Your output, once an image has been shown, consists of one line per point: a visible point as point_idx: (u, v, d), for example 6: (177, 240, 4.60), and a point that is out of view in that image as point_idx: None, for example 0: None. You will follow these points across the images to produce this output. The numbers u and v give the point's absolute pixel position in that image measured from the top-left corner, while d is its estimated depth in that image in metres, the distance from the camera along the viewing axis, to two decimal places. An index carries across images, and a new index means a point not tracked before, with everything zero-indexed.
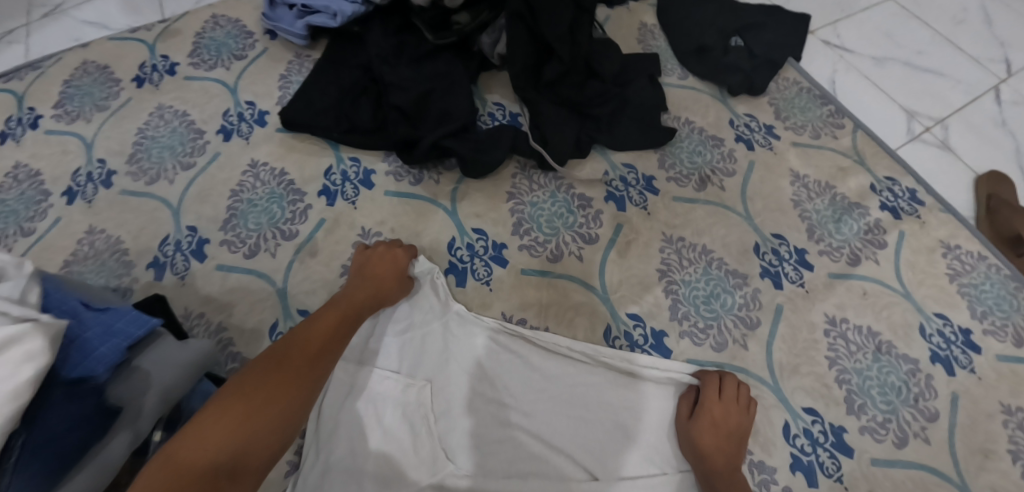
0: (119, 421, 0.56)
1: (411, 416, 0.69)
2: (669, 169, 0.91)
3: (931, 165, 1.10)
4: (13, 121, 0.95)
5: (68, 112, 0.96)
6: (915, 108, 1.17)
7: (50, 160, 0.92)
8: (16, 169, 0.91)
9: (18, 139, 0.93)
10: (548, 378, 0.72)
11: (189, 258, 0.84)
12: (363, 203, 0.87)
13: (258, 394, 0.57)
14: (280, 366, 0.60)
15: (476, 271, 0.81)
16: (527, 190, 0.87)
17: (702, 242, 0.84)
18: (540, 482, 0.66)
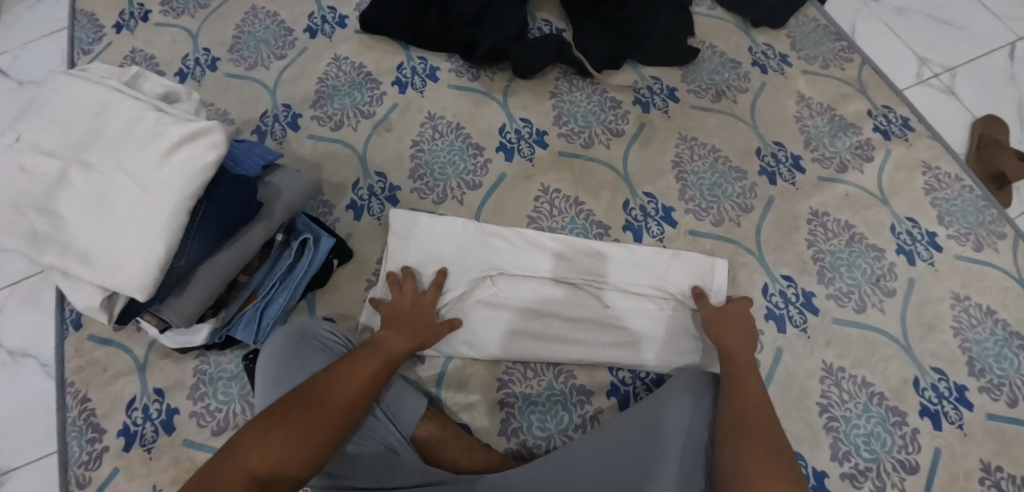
0: (259, 216, 0.78)
1: (468, 262, 0.87)
2: (691, 82, 1.05)
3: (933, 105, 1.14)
4: (127, 15, 1.13)
5: (174, 8, 1.13)
6: (927, 55, 1.19)
7: (163, 47, 1.10)
8: (133, 53, 1.10)
9: (132, 29, 1.12)
10: (591, 273, 0.87)
11: (286, 129, 1.02)
12: (429, 93, 1.04)
13: (305, 416, 0.63)
14: (330, 396, 0.65)
15: (522, 150, 0.99)
16: (567, 90, 1.04)
17: (712, 143, 1.00)
18: (574, 347, 0.84)
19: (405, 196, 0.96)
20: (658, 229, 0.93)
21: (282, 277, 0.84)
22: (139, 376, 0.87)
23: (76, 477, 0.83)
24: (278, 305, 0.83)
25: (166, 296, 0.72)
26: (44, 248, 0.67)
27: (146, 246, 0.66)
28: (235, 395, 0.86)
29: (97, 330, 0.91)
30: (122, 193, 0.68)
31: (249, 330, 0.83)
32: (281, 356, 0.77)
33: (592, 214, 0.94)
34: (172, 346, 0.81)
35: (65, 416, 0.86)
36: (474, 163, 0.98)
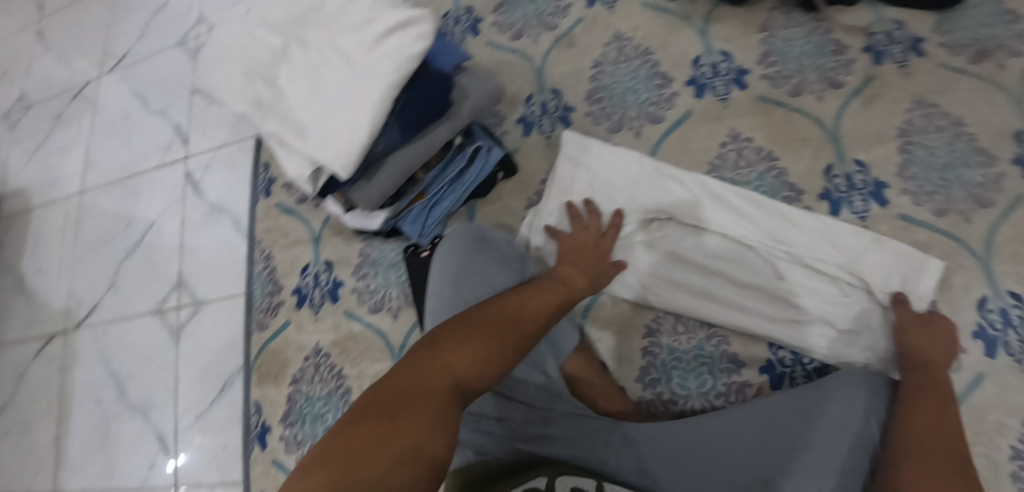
0: (447, 115, 0.78)
1: (637, 200, 0.83)
2: (944, 34, 0.84)
3: None
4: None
5: None
6: None
7: None
8: None
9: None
10: (772, 237, 0.78)
11: (466, 33, 1.01)
12: (619, 10, 0.95)
13: (500, 327, 0.59)
14: (522, 311, 0.62)
15: (715, 88, 0.88)
16: (782, 25, 0.89)
17: (959, 113, 0.81)
18: (733, 312, 0.78)
19: (579, 119, 0.92)
20: (862, 204, 0.80)
21: (453, 180, 0.86)
22: (313, 246, 0.96)
23: (259, 320, 0.98)
24: (445, 207, 0.87)
25: (358, 178, 0.76)
26: (268, 116, 0.74)
27: (349, 128, 0.69)
28: (393, 281, 0.91)
29: (282, 200, 1.01)
30: (332, 73, 0.71)
31: (415, 226, 0.87)
32: (465, 256, 0.77)
33: (785, 174, 0.83)
34: (352, 226, 0.88)
35: (253, 268, 1.01)
36: (660, 94, 0.90)
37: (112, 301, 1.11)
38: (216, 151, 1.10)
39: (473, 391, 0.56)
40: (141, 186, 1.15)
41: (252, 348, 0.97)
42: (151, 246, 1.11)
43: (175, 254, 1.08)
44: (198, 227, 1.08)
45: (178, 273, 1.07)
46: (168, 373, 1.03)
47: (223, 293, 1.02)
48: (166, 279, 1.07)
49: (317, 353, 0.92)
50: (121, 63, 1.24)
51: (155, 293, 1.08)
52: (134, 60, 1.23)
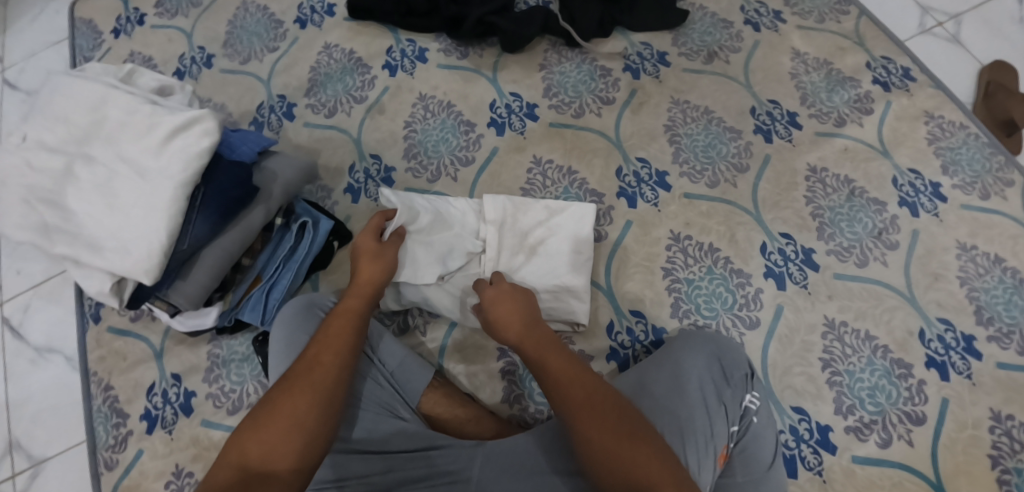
0: (256, 200, 0.80)
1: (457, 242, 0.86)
2: (681, 45, 1.03)
3: (934, 57, 1.02)
4: (123, 19, 1.18)
5: (167, 10, 1.17)
6: (928, 2, 1.07)
7: (160, 48, 1.14)
8: (132, 55, 1.14)
9: (129, 33, 1.16)
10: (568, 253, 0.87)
11: (282, 118, 1.04)
12: (419, 74, 1.04)
13: (276, 403, 0.63)
14: (294, 373, 0.66)
15: (513, 124, 0.99)
16: (556, 62, 1.03)
17: (705, 104, 0.99)
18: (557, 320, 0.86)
19: (401, 176, 0.97)
20: (653, 194, 0.93)
21: (286, 258, 0.86)
22: (157, 362, 0.92)
23: (106, 459, 0.89)
24: (283, 285, 0.85)
25: (173, 279, 0.75)
26: (54, 240, 0.71)
27: (146, 230, 0.69)
28: (247, 376, 0.89)
29: (115, 322, 0.96)
30: (122, 181, 0.71)
31: (257, 312, 0.85)
32: (293, 327, 0.77)
33: (585, 183, 0.94)
34: (185, 330, 0.86)
35: (92, 404, 0.93)
36: (466, 139, 0.98)
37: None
38: (41, 287, 1.05)
39: (276, 463, 0.60)
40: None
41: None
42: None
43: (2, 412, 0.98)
44: (26, 375, 1.00)
45: (9, 433, 0.97)
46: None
47: (68, 438, 0.94)
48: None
49: (180, 475, 0.86)
50: None
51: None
52: None
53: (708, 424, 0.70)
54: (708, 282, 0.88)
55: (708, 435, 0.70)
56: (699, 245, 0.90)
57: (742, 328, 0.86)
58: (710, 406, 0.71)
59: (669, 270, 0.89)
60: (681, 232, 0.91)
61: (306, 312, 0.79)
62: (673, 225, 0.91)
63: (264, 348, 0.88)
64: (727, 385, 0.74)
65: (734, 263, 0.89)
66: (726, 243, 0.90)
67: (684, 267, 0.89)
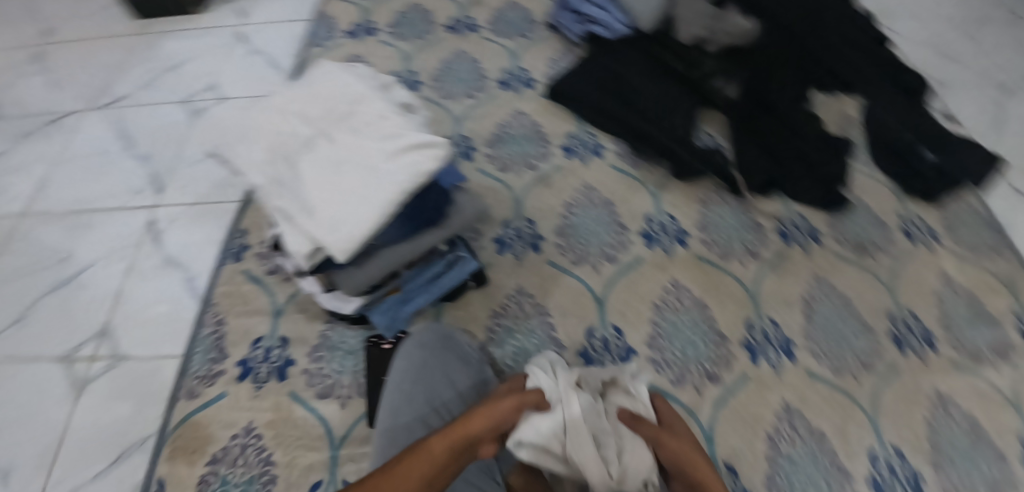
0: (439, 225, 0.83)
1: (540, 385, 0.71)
2: (835, 229, 1.07)
3: None
4: (359, 27, 1.37)
5: (398, 33, 1.35)
6: None
7: (379, 61, 1.30)
8: (356, 59, 1.31)
9: (360, 39, 1.34)
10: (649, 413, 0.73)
11: (458, 156, 1.12)
12: (591, 166, 1.11)
13: (399, 468, 0.59)
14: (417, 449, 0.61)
15: (662, 242, 1.02)
16: (715, 202, 1.08)
17: (846, 292, 1.00)
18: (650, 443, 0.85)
19: (547, 248, 1.00)
20: (777, 358, 0.93)
21: (431, 280, 0.90)
22: (271, 319, 0.95)
23: (189, 387, 0.91)
24: (418, 303, 0.89)
25: (348, 264, 0.79)
26: (278, 194, 0.77)
27: (351, 218, 0.73)
28: (346, 368, 0.91)
29: (250, 268, 1.02)
30: (349, 168, 0.76)
31: (386, 317, 0.89)
32: (430, 353, 0.78)
33: (714, 322, 0.95)
34: (325, 307, 0.89)
35: (200, 331, 0.97)
36: (615, 239, 1.02)
37: (13, 335, 1.06)
38: (191, 207, 1.16)
39: None
40: (89, 223, 1.17)
41: (174, 418, 0.89)
42: (80, 286, 1.10)
43: (107, 301, 1.07)
44: (144, 275, 1.09)
45: (105, 319, 1.05)
46: (51, 428, 0.96)
47: (156, 348, 1.01)
48: (86, 327, 1.05)
49: (247, 433, 0.87)
50: (111, 104, 1.35)
51: (70, 339, 1.04)
52: (134, 104, 1.35)
53: None
54: (807, 465, 0.86)
55: None
56: (808, 425, 0.88)
57: None
58: None
59: (773, 438, 0.87)
60: (794, 405, 0.90)
61: (444, 343, 0.79)
62: (787, 394, 0.90)
63: (380, 353, 0.90)
64: None
65: (839, 457, 0.87)
66: (835, 432, 0.88)
67: (789, 442, 0.87)
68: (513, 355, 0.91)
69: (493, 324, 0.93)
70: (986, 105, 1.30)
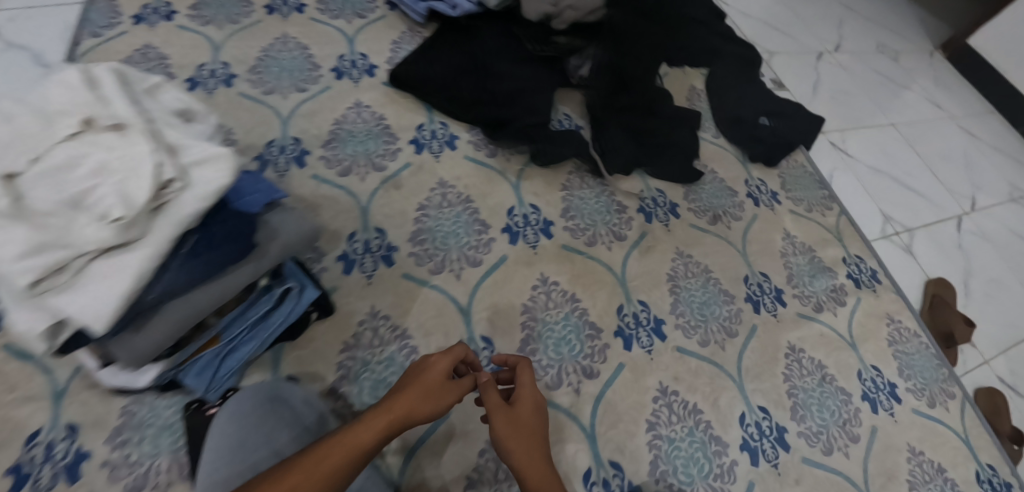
0: (250, 256, 0.68)
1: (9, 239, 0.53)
2: (692, 201, 1.10)
3: (894, 261, 1.33)
4: (149, 9, 1.14)
5: (202, 16, 1.15)
6: (892, 214, 1.41)
7: (181, 51, 1.09)
8: (147, 48, 1.09)
9: (152, 24, 1.12)
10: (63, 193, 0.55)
11: (289, 162, 0.97)
12: (444, 159, 1.03)
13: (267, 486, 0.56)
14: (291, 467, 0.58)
15: (527, 236, 0.97)
16: (577, 186, 1.05)
17: (706, 262, 1.03)
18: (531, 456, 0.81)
19: (402, 259, 0.90)
20: (649, 340, 0.92)
21: (256, 323, 0.74)
22: (52, 406, 0.74)
23: None
24: (242, 354, 0.74)
25: (123, 329, 0.60)
26: None
27: (89, 244, 0.53)
28: (164, 448, 0.74)
29: (13, 341, 0.77)
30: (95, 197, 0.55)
31: (201, 380, 0.73)
32: (243, 423, 0.68)
33: (586, 314, 0.92)
34: (112, 384, 0.73)
35: None
36: (477, 239, 0.94)
37: None
38: None
39: None
40: None
41: None
42: None
43: None
44: None
45: None
46: None
47: None
48: None
49: None
50: None
51: None
52: None
53: None
54: (688, 444, 0.86)
55: None
56: (684, 403, 0.89)
57: None
58: None
59: (653, 423, 0.86)
60: (670, 385, 0.90)
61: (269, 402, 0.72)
62: (662, 377, 0.90)
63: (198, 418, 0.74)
64: None
65: (714, 428, 0.89)
66: (708, 405, 0.90)
67: (667, 424, 0.87)
68: (370, 391, 0.80)
69: (345, 360, 0.81)
70: (808, 68, 1.61)
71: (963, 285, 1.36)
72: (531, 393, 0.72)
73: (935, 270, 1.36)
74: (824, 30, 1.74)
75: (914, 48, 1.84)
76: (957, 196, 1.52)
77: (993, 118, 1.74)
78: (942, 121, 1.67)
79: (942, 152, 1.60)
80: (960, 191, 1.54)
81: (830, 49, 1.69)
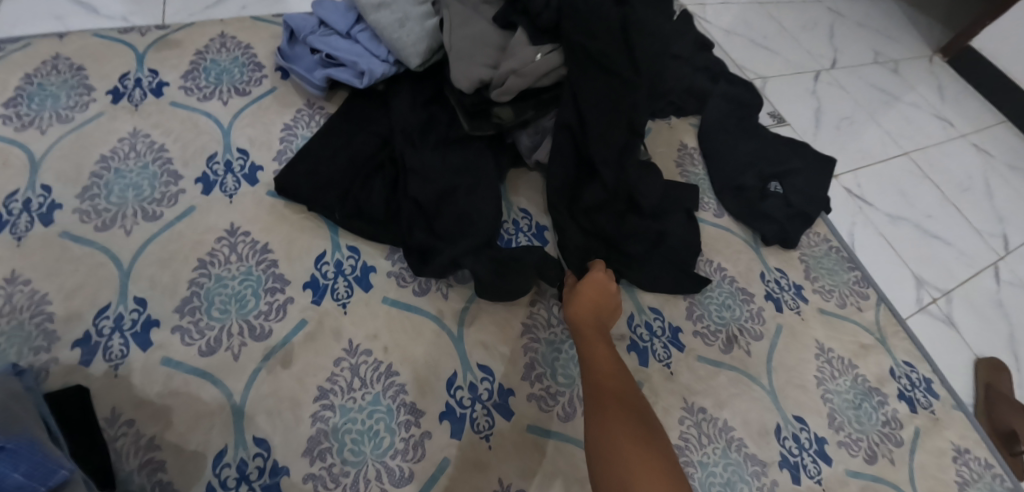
0: None
1: None
2: (697, 319, 0.84)
3: (936, 343, 1.07)
4: None
5: (19, 114, 0.83)
6: (923, 276, 1.16)
7: None
8: None
9: None
10: None
11: (129, 342, 0.68)
12: (355, 308, 0.74)
13: None
14: None
15: (475, 420, 0.69)
16: (543, 324, 0.77)
17: (724, 416, 0.77)
18: None
19: (294, 486, 0.63)
20: None
21: None
22: None
23: None
24: None
25: None
26: None
27: None
28: None
29: None
30: None
31: None
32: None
33: None
34: None
35: None
36: (405, 437, 0.67)
37: None
38: None
39: None
40: None
41: None
42: None
43: None
44: None
45: None
46: None
47: None
48: None
49: None
50: None
51: None
52: None
53: None
54: None
55: None
56: None
57: None
58: None
59: None
60: None
61: None
62: None
63: None
64: None
65: None
66: None
67: None
68: None
69: None
70: (804, 94, 1.36)
71: (1020, 360, 1.11)
72: (603, 276, 0.74)
73: (985, 346, 1.10)
74: (814, 43, 1.48)
75: (916, 49, 1.57)
76: (987, 236, 1.26)
77: (1014, 126, 1.46)
78: (951, 138, 1.40)
79: (961, 179, 1.34)
80: (988, 228, 1.27)
81: (824, 65, 1.44)
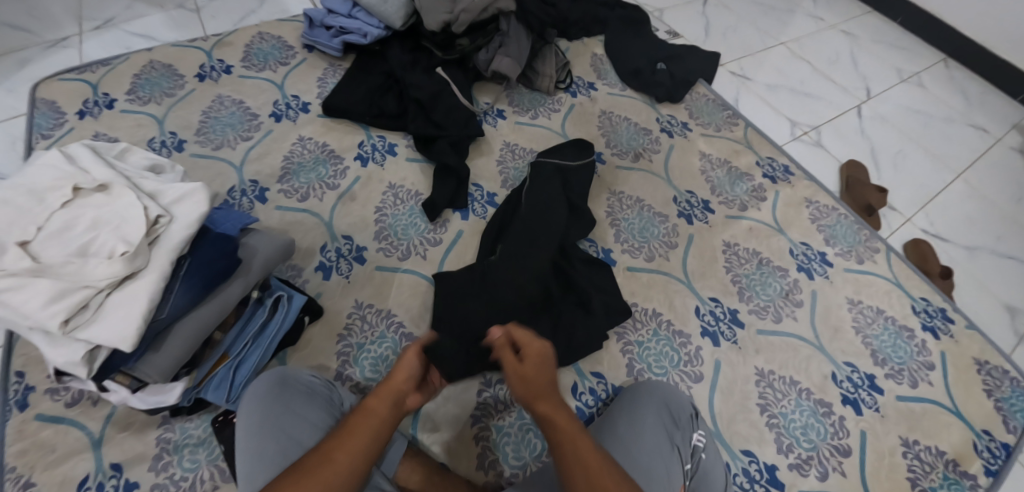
0: (236, 272, 0.81)
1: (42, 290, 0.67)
2: (612, 147, 1.25)
3: (808, 156, 1.49)
4: (90, 103, 1.23)
5: (139, 97, 1.25)
6: (797, 119, 1.57)
7: (128, 131, 1.19)
8: (97, 137, 1.18)
9: (95, 115, 1.21)
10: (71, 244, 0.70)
11: (253, 201, 1.09)
12: (389, 166, 1.16)
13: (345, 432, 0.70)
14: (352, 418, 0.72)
15: (476, 210, 1.12)
16: (511, 159, 1.21)
17: (637, 195, 1.18)
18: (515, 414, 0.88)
19: (373, 255, 1.04)
20: None
21: (255, 335, 0.86)
22: (94, 452, 0.84)
23: None
24: (254, 361, 0.86)
25: (144, 351, 0.73)
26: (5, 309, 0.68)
27: (104, 278, 0.68)
28: (203, 460, 0.85)
29: (45, 408, 0.87)
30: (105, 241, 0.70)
31: (222, 391, 0.84)
32: (266, 404, 0.80)
33: None
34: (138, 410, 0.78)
35: None
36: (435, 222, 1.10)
37: None
38: None
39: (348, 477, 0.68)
40: None
41: None
42: None
43: None
44: None
45: None
46: None
47: None
48: None
49: None
50: None
51: None
52: None
53: (669, 466, 0.81)
54: (655, 342, 1.00)
55: (667, 475, 0.80)
56: (645, 311, 1.03)
57: (689, 382, 0.98)
58: (667, 449, 0.83)
59: (622, 334, 1.01)
60: (628, 300, 1.04)
61: (281, 385, 0.82)
62: None
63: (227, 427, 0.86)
64: (678, 430, 0.86)
65: (674, 324, 1.03)
66: (665, 308, 1.04)
67: (634, 331, 1.01)
68: (372, 368, 0.94)
69: (343, 348, 0.95)
70: (694, 16, 1.79)
71: (875, 163, 1.51)
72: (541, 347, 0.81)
73: (845, 154, 1.51)
74: None
75: None
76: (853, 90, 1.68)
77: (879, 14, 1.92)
78: (819, 30, 1.84)
79: (830, 56, 1.77)
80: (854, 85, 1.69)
81: None
